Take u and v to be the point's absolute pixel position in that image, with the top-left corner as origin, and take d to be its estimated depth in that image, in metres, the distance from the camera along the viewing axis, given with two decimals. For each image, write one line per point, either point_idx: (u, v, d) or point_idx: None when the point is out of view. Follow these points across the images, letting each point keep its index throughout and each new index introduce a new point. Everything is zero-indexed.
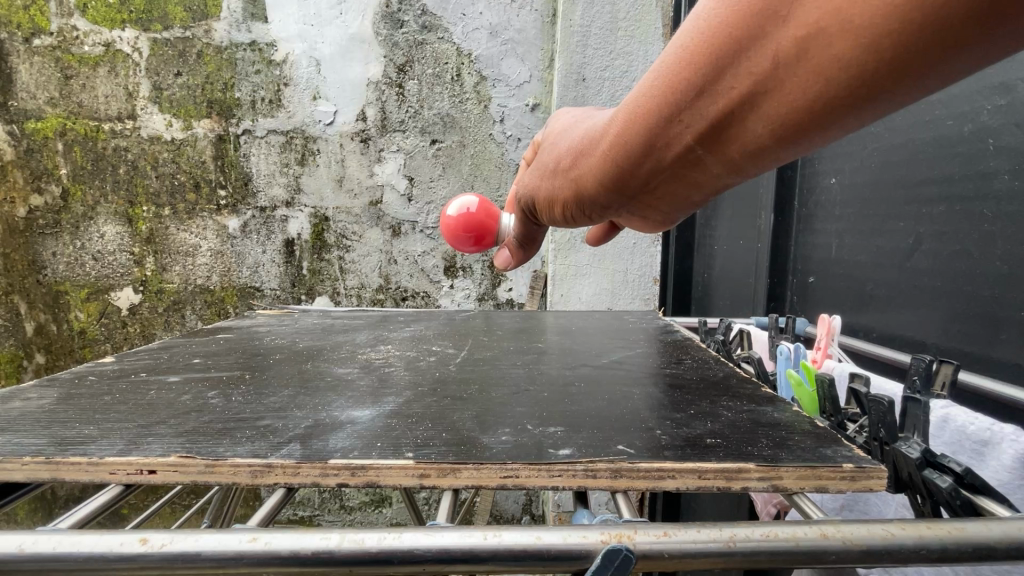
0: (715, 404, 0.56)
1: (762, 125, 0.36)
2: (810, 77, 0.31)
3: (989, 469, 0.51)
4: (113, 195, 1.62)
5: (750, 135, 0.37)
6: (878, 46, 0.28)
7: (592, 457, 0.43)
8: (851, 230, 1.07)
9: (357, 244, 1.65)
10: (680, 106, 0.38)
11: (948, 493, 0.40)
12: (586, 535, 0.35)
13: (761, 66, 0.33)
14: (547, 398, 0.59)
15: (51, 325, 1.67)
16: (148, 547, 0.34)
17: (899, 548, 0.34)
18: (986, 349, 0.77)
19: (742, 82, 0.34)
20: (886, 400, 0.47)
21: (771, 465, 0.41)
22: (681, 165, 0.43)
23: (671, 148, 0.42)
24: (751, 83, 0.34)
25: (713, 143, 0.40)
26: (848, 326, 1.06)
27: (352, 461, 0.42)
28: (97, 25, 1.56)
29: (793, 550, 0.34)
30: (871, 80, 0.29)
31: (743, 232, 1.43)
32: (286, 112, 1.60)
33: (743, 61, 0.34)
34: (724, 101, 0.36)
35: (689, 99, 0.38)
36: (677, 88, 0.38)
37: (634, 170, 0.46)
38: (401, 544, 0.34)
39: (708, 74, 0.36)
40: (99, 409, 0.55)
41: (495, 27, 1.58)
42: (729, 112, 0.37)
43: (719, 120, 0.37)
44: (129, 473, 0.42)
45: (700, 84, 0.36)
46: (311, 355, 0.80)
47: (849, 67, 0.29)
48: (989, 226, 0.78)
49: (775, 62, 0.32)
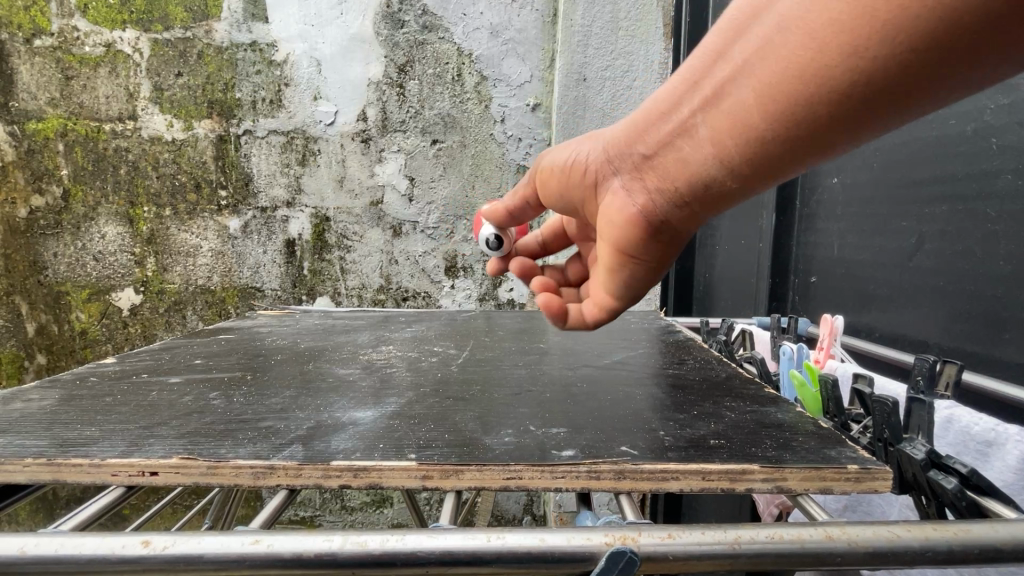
0: (718, 404, 0.56)
1: (760, 89, 0.37)
2: (808, 39, 0.33)
3: (994, 470, 0.51)
4: (114, 195, 1.62)
5: (743, 108, 0.38)
6: (874, 12, 0.30)
7: (595, 458, 0.43)
8: (853, 229, 1.07)
9: (358, 244, 1.65)
10: (700, 73, 0.41)
11: (954, 494, 0.40)
12: (590, 537, 0.35)
13: (772, 31, 0.36)
14: (550, 398, 0.59)
15: (52, 326, 1.67)
16: (151, 549, 0.34)
17: (905, 550, 0.34)
18: (989, 349, 0.77)
19: (753, 46, 0.37)
20: (891, 401, 0.47)
21: (775, 466, 0.41)
22: (676, 141, 0.44)
23: (675, 116, 0.44)
24: (761, 45, 0.36)
25: (711, 114, 0.41)
26: (850, 326, 1.06)
27: (355, 462, 0.42)
28: (98, 25, 1.56)
29: (798, 552, 0.34)
30: (864, 50, 0.31)
31: (745, 232, 1.42)
32: (286, 112, 1.60)
33: (760, 28, 0.36)
34: (735, 64, 0.38)
35: (706, 66, 0.41)
36: (702, 56, 0.41)
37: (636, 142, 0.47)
38: (405, 545, 0.34)
39: (730, 40, 0.39)
40: (101, 410, 0.55)
41: (495, 27, 1.58)
42: (734, 77, 0.38)
43: (726, 81, 0.39)
44: (131, 475, 0.42)
45: (721, 48, 0.40)
46: (313, 355, 0.80)
47: (844, 32, 0.31)
48: (992, 226, 0.77)
49: (785, 25, 0.35)
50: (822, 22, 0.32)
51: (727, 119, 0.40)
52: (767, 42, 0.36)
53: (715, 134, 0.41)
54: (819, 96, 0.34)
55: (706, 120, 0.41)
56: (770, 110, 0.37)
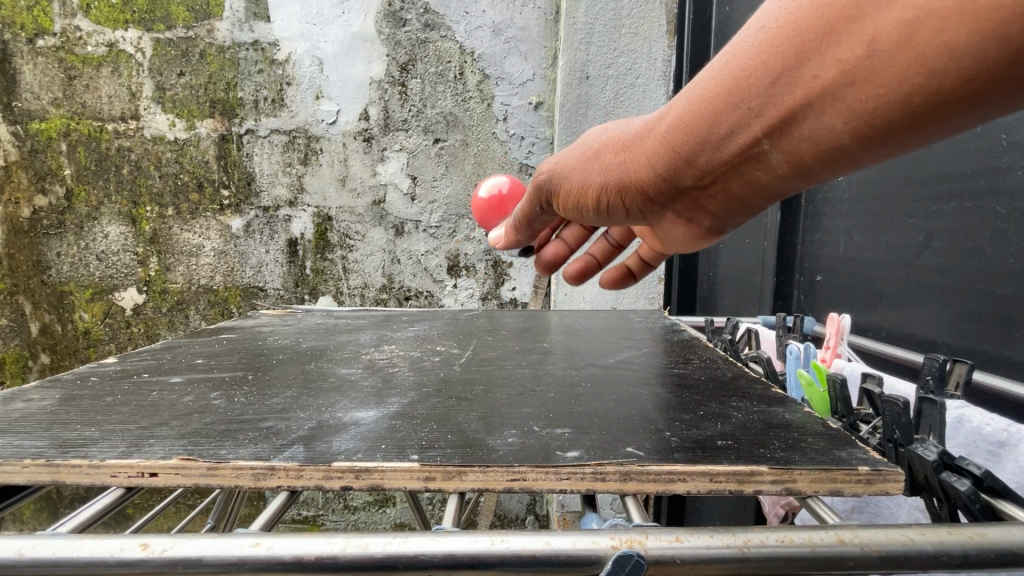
0: (724, 404, 0.55)
1: (839, 119, 0.37)
2: (900, 71, 0.33)
3: (1006, 471, 0.50)
4: (117, 195, 1.62)
5: (821, 130, 0.38)
6: (984, 41, 0.29)
7: (601, 459, 0.42)
8: (860, 227, 1.05)
9: (360, 243, 1.65)
10: (754, 93, 0.40)
11: (967, 497, 0.39)
12: (595, 540, 0.34)
13: (849, 55, 0.34)
14: (554, 398, 0.58)
15: (55, 326, 1.67)
16: (149, 552, 0.33)
17: (919, 554, 0.33)
18: (999, 348, 0.76)
19: (824, 73, 0.36)
20: (901, 401, 0.46)
21: (784, 467, 0.40)
22: (741, 160, 0.44)
23: (735, 139, 0.43)
24: (834, 73, 0.35)
25: (779, 136, 0.40)
26: (857, 324, 1.05)
27: (357, 464, 0.42)
28: (101, 25, 1.56)
29: (810, 556, 0.33)
30: (967, 80, 0.31)
31: (749, 230, 1.41)
32: (288, 111, 1.60)
33: (829, 50, 0.35)
34: (800, 91, 0.37)
35: (766, 86, 0.39)
36: (753, 74, 0.39)
37: (692, 163, 0.47)
38: (407, 549, 0.33)
39: (790, 58, 0.37)
40: (101, 410, 0.55)
41: (498, 25, 1.57)
42: (804, 102, 0.38)
43: (795, 106, 0.38)
44: (130, 476, 0.42)
45: (783, 68, 0.38)
46: (315, 355, 0.80)
47: (949, 63, 0.31)
48: (1003, 224, 0.76)
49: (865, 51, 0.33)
50: (915, 49, 0.32)
51: (803, 141, 0.39)
52: (847, 65, 0.35)
53: (792, 153, 0.41)
54: (907, 118, 0.34)
55: (778, 142, 0.41)
56: (856, 130, 0.37)
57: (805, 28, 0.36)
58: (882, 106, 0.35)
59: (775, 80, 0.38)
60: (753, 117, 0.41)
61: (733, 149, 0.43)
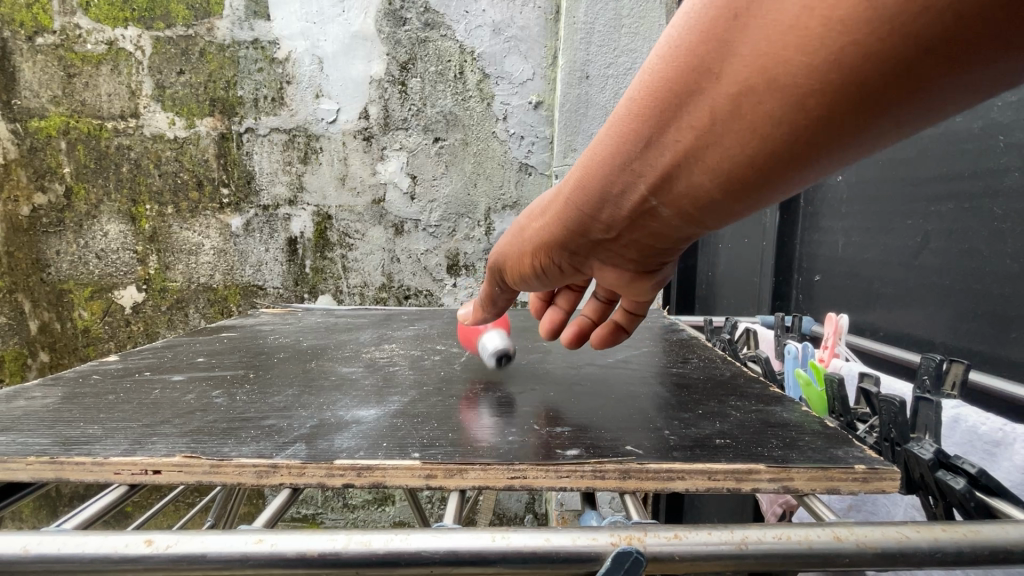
0: (723, 404, 0.56)
1: (711, 177, 0.34)
2: (757, 128, 0.30)
3: (1002, 470, 0.50)
4: (116, 193, 1.62)
5: (699, 186, 0.35)
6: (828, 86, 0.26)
7: (600, 458, 0.42)
8: (858, 227, 1.06)
9: (360, 242, 1.65)
10: (628, 161, 0.37)
11: (963, 495, 0.39)
12: (595, 537, 0.34)
13: (700, 121, 0.32)
14: (553, 397, 0.58)
15: (55, 324, 1.67)
16: (154, 548, 0.34)
17: (914, 551, 0.33)
18: (995, 348, 0.76)
19: (684, 136, 0.33)
20: (897, 400, 0.47)
21: (782, 466, 0.41)
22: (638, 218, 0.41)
23: (626, 201, 0.40)
24: (693, 137, 0.32)
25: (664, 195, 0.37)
26: (855, 324, 1.05)
27: (358, 461, 0.42)
28: (100, 23, 1.56)
29: (806, 553, 0.34)
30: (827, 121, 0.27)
31: (748, 229, 1.42)
32: (288, 110, 1.60)
33: (683, 114, 0.32)
34: (668, 155, 0.34)
35: (637, 151, 0.36)
36: (625, 140, 0.36)
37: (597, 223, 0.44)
38: (409, 545, 0.34)
39: (652, 125, 0.34)
40: (103, 408, 0.55)
41: (498, 24, 1.57)
42: (675, 164, 0.35)
43: (671, 168, 0.35)
44: (134, 473, 0.42)
45: (647, 135, 0.35)
46: (316, 353, 0.80)
47: (799, 111, 0.27)
48: (1000, 225, 0.76)
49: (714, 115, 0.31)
50: (763, 104, 0.28)
51: (691, 198, 0.36)
52: (703, 130, 0.32)
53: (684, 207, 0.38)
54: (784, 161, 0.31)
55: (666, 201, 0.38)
56: (733, 184, 0.34)
57: (658, 93, 0.33)
58: (779, 141, 0.30)
59: (646, 146, 0.35)
60: (634, 181, 0.38)
61: (629, 205, 0.40)
